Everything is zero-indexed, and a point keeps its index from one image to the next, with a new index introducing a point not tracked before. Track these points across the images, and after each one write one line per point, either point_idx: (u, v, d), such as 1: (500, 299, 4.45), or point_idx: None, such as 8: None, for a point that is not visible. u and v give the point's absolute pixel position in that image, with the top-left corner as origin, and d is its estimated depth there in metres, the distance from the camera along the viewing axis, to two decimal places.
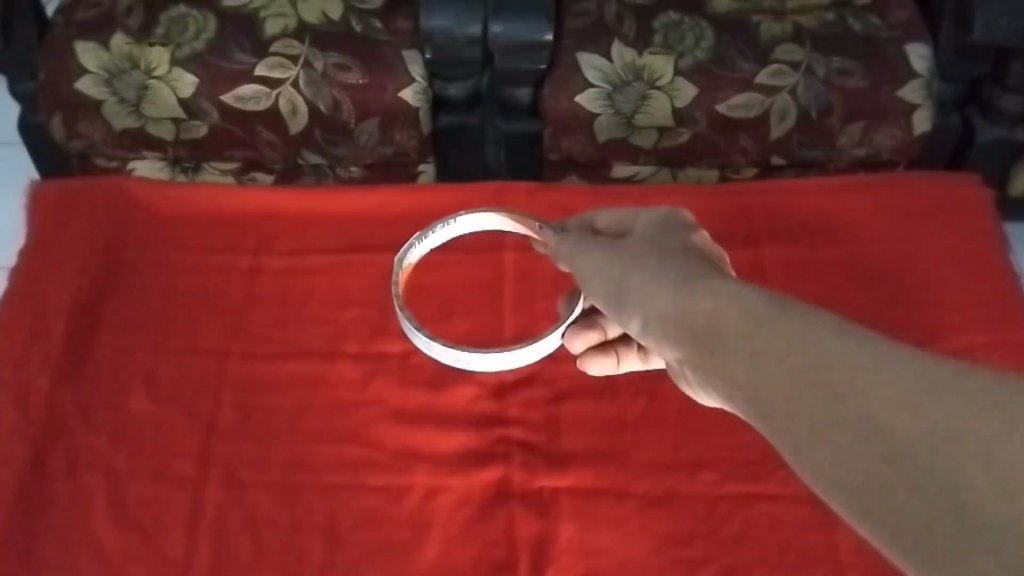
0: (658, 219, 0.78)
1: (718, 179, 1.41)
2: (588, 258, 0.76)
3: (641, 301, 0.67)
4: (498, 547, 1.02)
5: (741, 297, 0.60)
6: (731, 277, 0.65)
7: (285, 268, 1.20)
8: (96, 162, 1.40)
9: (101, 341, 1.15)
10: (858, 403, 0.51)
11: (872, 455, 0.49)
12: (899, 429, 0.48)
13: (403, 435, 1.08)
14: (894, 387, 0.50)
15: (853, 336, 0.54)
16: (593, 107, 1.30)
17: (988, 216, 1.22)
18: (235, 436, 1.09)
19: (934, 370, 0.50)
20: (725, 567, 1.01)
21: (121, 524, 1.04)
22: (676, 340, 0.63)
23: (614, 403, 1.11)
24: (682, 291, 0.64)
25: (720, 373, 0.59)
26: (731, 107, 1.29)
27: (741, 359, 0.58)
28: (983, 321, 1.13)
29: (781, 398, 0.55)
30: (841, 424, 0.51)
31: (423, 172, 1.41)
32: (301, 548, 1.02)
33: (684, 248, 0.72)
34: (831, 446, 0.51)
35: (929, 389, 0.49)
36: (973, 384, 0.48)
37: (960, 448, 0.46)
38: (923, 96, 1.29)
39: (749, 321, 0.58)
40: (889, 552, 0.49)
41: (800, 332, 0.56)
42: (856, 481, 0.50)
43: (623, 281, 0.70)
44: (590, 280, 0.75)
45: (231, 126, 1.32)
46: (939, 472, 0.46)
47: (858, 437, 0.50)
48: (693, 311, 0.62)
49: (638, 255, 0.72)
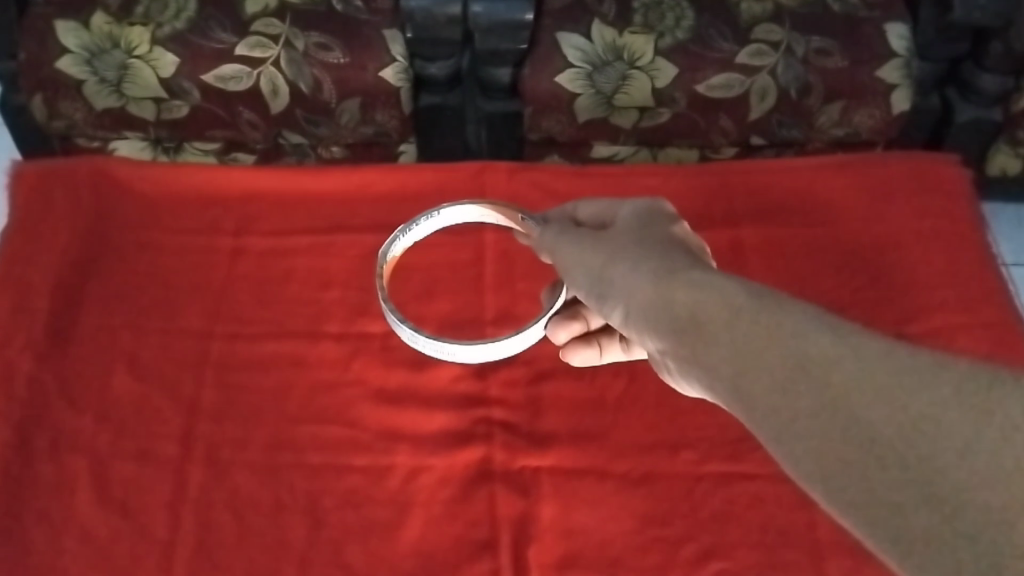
0: (640, 209, 0.79)
1: (697, 159, 1.42)
2: (570, 250, 0.77)
3: (624, 291, 0.68)
4: (480, 527, 1.04)
5: (721, 289, 0.61)
6: (712, 269, 0.66)
7: (267, 248, 1.20)
8: (77, 142, 1.40)
9: (83, 322, 1.16)
10: (834, 391, 0.52)
11: (847, 443, 0.50)
12: (875, 418, 0.50)
13: (386, 415, 1.09)
14: (870, 377, 0.51)
15: (831, 326, 0.56)
16: (573, 87, 1.30)
17: (965, 197, 1.24)
18: (218, 418, 1.09)
19: (913, 364, 0.51)
20: (704, 546, 1.04)
21: (105, 504, 1.05)
22: (656, 330, 0.64)
23: (595, 383, 1.12)
24: (665, 282, 0.65)
25: (698, 362, 0.61)
26: (710, 87, 1.30)
27: (720, 348, 0.59)
28: (961, 301, 1.14)
29: (761, 390, 0.56)
30: (820, 412, 0.52)
31: (404, 152, 1.42)
32: (286, 529, 1.04)
33: (664, 238, 0.73)
34: (807, 435, 0.52)
35: (907, 378, 0.50)
36: (950, 375, 0.49)
37: (936, 435, 0.47)
38: (901, 76, 1.30)
39: (730, 313, 0.59)
40: (860, 537, 0.50)
41: (780, 324, 0.57)
42: (832, 469, 0.51)
43: (607, 271, 0.71)
44: (573, 270, 0.76)
45: (211, 105, 1.32)
46: (915, 461, 0.47)
47: (835, 425, 0.51)
48: (676, 302, 0.63)
49: (621, 245, 0.73)
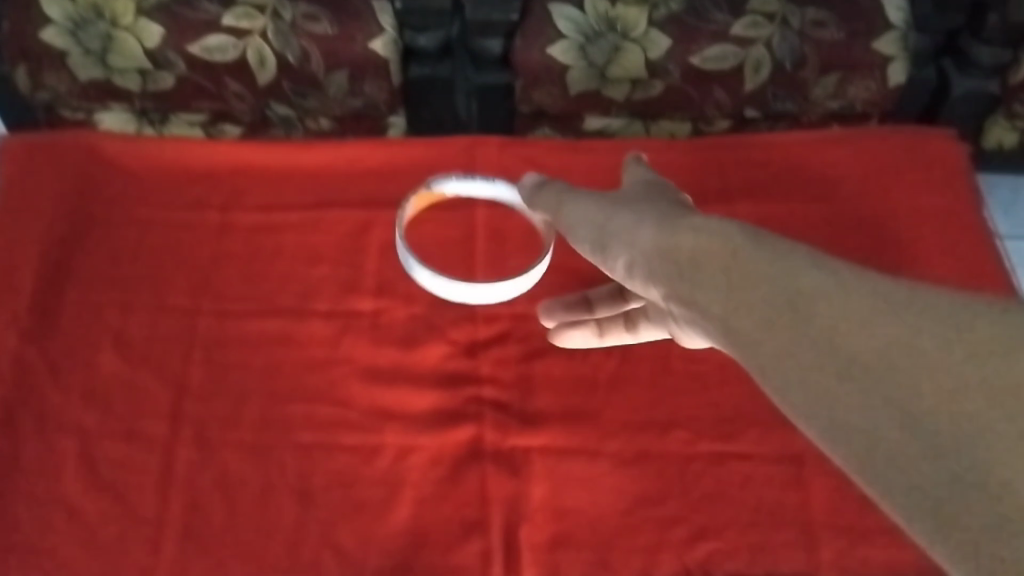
0: (653, 185, 0.80)
1: (690, 132, 1.40)
2: (579, 211, 0.78)
3: (622, 241, 0.68)
4: (471, 507, 1.04)
5: (705, 220, 0.61)
6: (704, 212, 0.65)
7: (255, 224, 1.18)
8: (61, 114, 1.37)
9: (69, 299, 1.14)
10: (806, 304, 0.51)
11: (818, 356, 0.49)
12: (852, 335, 0.49)
13: (376, 394, 1.08)
14: (847, 294, 0.50)
15: (807, 249, 0.55)
16: (565, 58, 1.28)
17: (961, 171, 1.23)
18: (207, 396, 1.08)
19: (909, 301, 0.49)
20: (696, 526, 1.03)
21: (94, 483, 1.04)
22: (642, 266, 0.64)
23: (587, 361, 1.11)
24: (660, 226, 0.64)
25: (672, 289, 0.60)
26: (705, 59, 1.28)
27: (690, 270, 0.58)
28: (955, 279, 1.14)
29: (726, 307, 0.55)
30: (811, 351, 0.50)
31: (393, 125, 1.39)
32: (277, 510, 1.03)
33: (667, 198, 0.74)
34: (776, 348, 0.52)
35: (887, 300, 0.49)
36: (936, 300, 0.48)
37: (912, 352, 0.46)
38: (897, 48, 1.28)
39: (716, 236, 0.58)
40: (836, 460, 0.49)
41: (757, 242, 0.56)
42: (804, 386, 0.50)
43: (608, 225, 0.71)
44: (579, 227, 0.76)
45: (197, 77, 1.30)
46: (890, 377, 0.47)
47: (806, 340, 0.50)
48: (664, 237, 0.62)
49: (627, 203, 0.73)
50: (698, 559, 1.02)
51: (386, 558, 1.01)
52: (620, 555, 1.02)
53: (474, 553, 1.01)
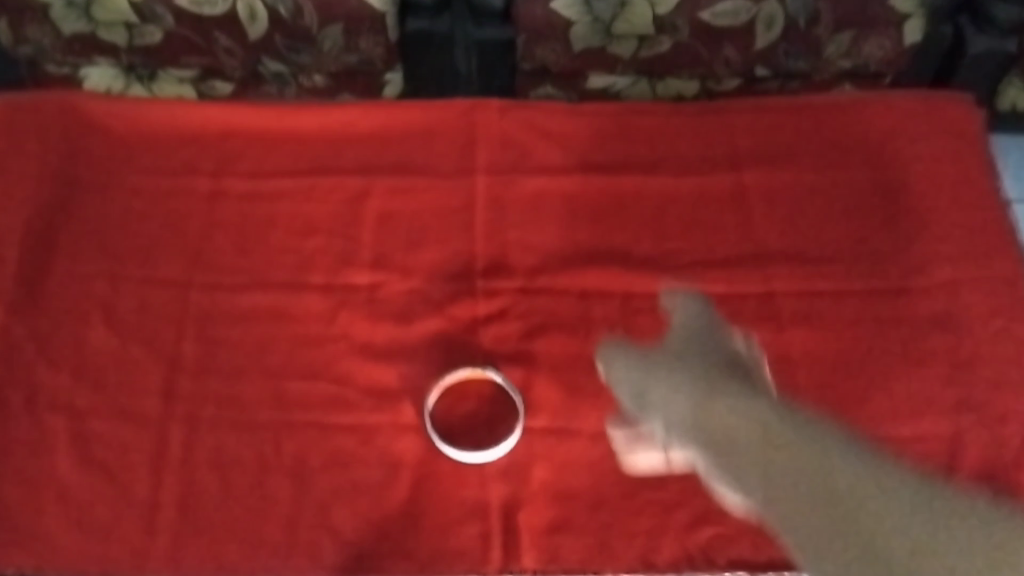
0: (693, 325, 1.02)
1: (699, 92, 1.33)
2: (628, 379, 0.98)
3: (666, 407, 0.88)
4: (470, 489, 1.01)
5: (754, 412, 0.78)
6: (758, 400, 0.83)
7: (247, 192, 1.14)
8: (45, 69, 1.30)
9: (56, 270, 1.10)
10: (837, 494, 0.70)
11: (854, 548, 0.67)
12: (873, 519, 0.68)
13: (372, 372, 1.05)
14: (874, 487, 0.69)
15: (857, 455, 0.72)
16: (570, 13, 1.23)
17: (977, 137, 1.19)
18: (199, 373, 1.05)
19: (891, 474, 0.71)
20: (700, 510, 1.01)
21: (86, 463, 1.01)
22: (704, 450, 0.80)
23: (589, 339, 1.07)
24: (706, 408, 0.84)
25: (739, 489, 0.76)
26: (715, 15, 1.23)
27: (762, 479, 0.74)
28: (966, 253, 1.12)
29: (790, 484, 0.72)
30: (804, 492, 0.71)
31: (389, 82, 1.32)
32: (271, 492, 1.00)
33: (719, 368, 0.93)
34: (826, 544, 0.68)
35: (909, 507, 0.68)
36: (961, 521, 0.67)
37: (936, 540, 0.66)
38: (914, 6, 1.23)
39: (760, 431, 0.77)
40: None
41: (810, 448, 0.73)
42: (832, 549, 0.68)
43: (661, 397, 0.92)
44: (650, 402, 0.95)
45: (186, 32, 1.25)
46: (905, 555, 0.66)
47: (840, 534, 0.68)
48: (711, 424, 0.80)
49: (689, 384, 0.92)
50: (700, 544, 1.00)
51: (383, 543, 0.99)
52: (620, 540, 1.00)
53: (472, 537, 0.99)
